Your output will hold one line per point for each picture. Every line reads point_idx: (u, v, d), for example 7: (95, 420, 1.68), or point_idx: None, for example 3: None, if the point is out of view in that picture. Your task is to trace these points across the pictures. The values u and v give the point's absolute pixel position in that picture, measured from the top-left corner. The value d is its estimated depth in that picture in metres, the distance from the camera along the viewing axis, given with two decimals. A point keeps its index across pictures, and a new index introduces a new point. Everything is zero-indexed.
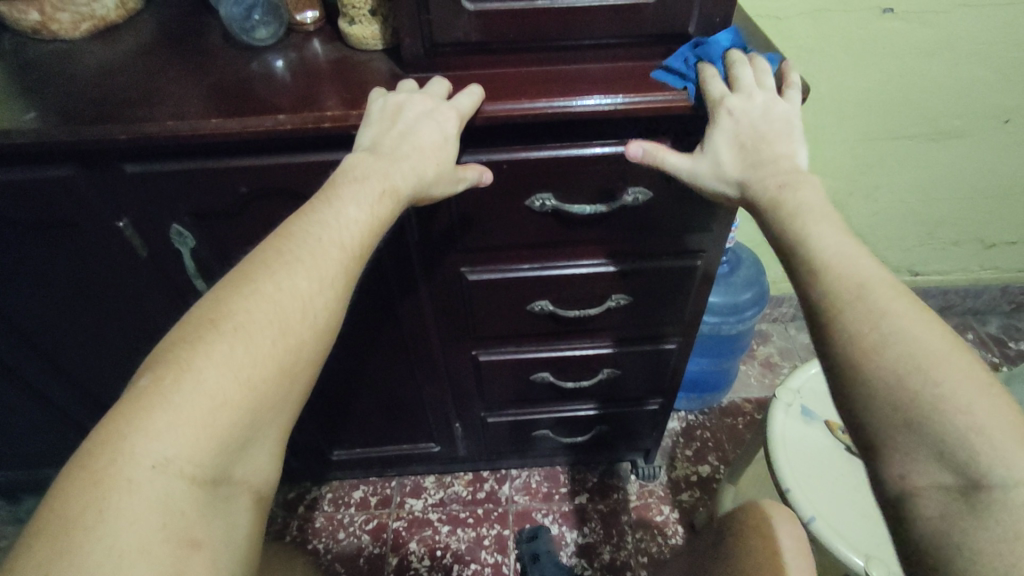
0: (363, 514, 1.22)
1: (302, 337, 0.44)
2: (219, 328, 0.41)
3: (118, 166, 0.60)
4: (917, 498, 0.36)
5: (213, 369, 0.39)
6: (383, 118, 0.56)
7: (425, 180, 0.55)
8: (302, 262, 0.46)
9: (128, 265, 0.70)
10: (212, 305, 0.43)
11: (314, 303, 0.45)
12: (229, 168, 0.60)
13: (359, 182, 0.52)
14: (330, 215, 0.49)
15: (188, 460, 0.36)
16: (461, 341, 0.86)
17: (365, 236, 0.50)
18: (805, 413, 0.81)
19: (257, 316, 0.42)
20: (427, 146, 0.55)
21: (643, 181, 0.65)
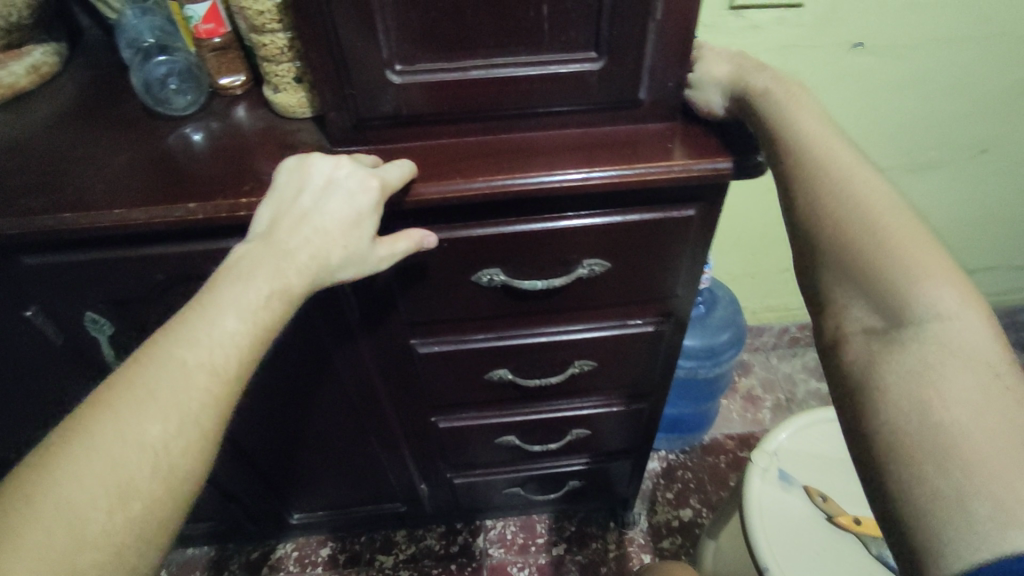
0: (330, 574, 1.16)
1: (154, 489, 0.38)
2: (45, 493, 0.35)
3: (17, 259, 0.55)
4: None
5: (28, 551, 0.34)
6: (286, 195, 0.51)
7: (326, 268, 0.50)
8: (159, 398, 0.40)
9: (43, 354, 0.64)
10: (40, 458, 0.37)
11: (167, 446, 0.39)
12: (140, 257, 0.55)
13: (243, 282, 0.46)
14: (201, 330, 0.43)
15: None
16: (418, 408, 0.81)
17: (244, 353, 0.44)
18: (783, 479, 0.77)
19: (92, 479, 0.37)
20: (333, 230, 0.49)
21: (598, 253, 0.61)
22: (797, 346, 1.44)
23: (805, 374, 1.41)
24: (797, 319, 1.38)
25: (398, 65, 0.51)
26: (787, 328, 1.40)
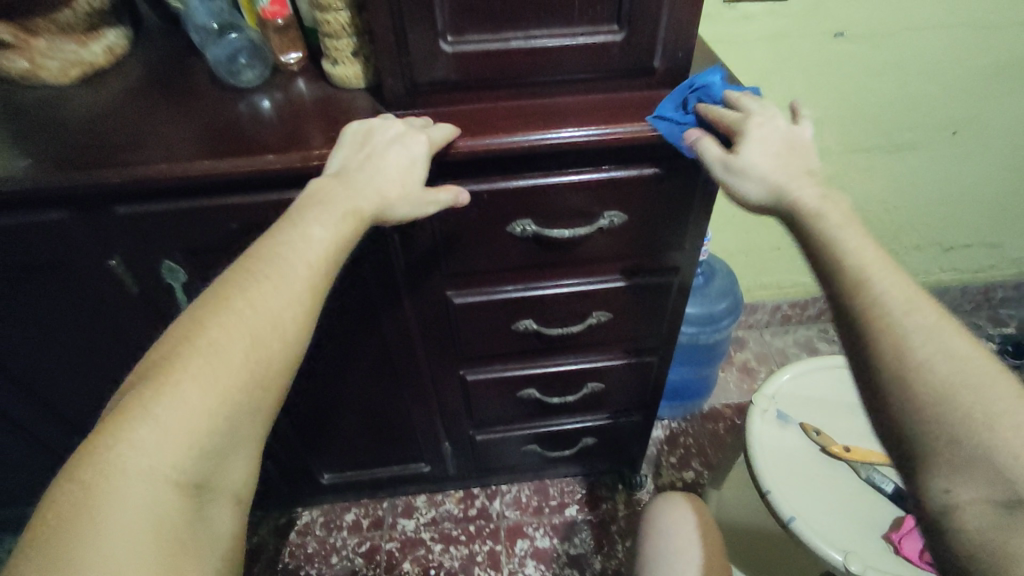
0: (355, 537, 1.22)
1: (274, 350, 0.46)
2: (197, 343, 0.43)
3: (111, 208, 0.62)
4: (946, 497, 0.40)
5: (192, 382, 0.41)
6: (354, 144, 0.60)
7: (388, 200, 0.58)
8: (273, 280, 0.48)
9: (121, 302, 0.71)
10: (189, 324, 0.45)
11: (282, 316, 0.47)
12: (220, 206, 0.63)
13: (325, 207, 0.54)
14: (296, 233, 0.51)
15: (172, 470, 0.39)
16: (449, 362, 0.89)
17: (332, 253, 0.52)
18: (780, 417, 0.85)
19: (229, 332, 0.44)
20: (393, 167, 0.58)
21: (617, 205, 0.69)
22: (788, 323, 1.54)
23: (796, 348, 1.50)
24: (788, 297, 1.48)
25: (450, 36, 0.60)
26: (779, 305, 1.49)
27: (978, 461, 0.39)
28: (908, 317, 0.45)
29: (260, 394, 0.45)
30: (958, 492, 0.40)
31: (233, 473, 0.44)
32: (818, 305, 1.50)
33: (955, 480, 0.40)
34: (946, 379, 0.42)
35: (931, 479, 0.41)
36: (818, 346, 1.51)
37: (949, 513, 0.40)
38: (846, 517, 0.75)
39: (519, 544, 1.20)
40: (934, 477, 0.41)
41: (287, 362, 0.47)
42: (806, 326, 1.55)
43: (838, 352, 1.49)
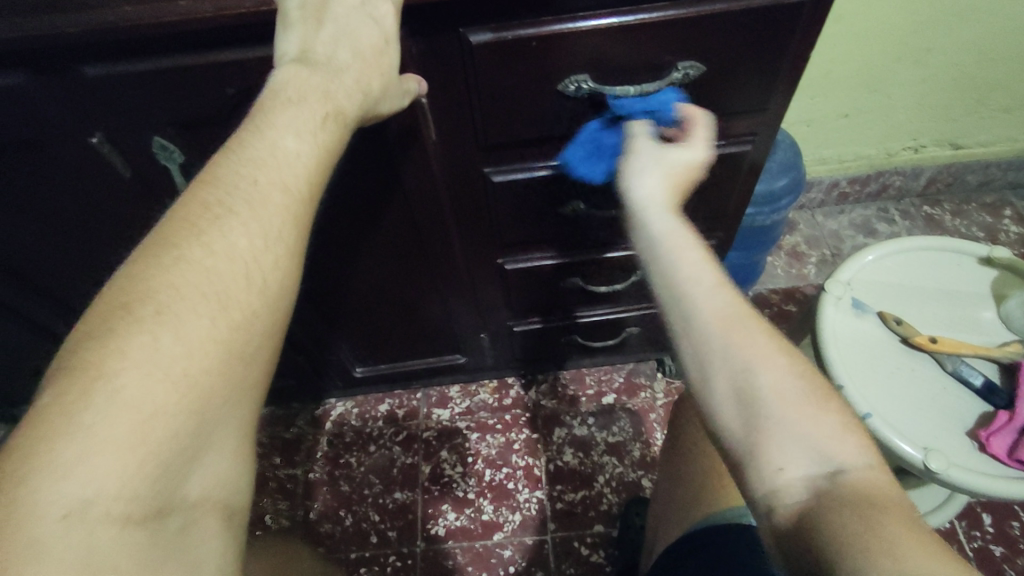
0: (391, 427, 1.22)
1: (251, 305, 0.39)
2: (137, 314, 0.35)
3: (78, 71, 0.51)
4: (778, 476, 0.38)
5: (131, 373, 0.34)
6: (306, 14, 0.47)
7: (371, 96, 0.49)
8: (229, 218, 0.40)
9: (113, 187, 0.62)
10: (126, 285, 0.37)
11: (256, 263, 0.40)
12: (212, 63, 0.51)
13: (297, 106, 0.44)
14: (266, 151, 0.42)
15: (117, 495, 0.32)
16: (485, 249, 0.80)
17: (310, 177, 0.44)
18: (856, 306, 0.77)
19: (185, 292, 0.37)
20: (369, 54, 0.48)
21: (695, 52, 0.56)
22: (844, 202, 1.41)
23: (852, 230, 1.39)
24: (847, 173, 1.34)
25: None
26: (836, 182, 1.36)
27: (792, 439, 0.39)
28: (739, 319, 0.42)
29: (234, 373, 0.37)
30: (790, 479, 0.38)
31: (212, 474, 0.37)
32: (880, 180, 1.36)
33: (788, 457, 0.39)
34: (774, 391, 0.40)
35: (763, 459, 0.39)
36: (876, 227, 1.39)
37: (775, 493, 0.38)
38: (926, 416, 0.69)
39: (556, 433, 1.18)
40: (769, 453, 0.39)
41: (268, 323, 0.40)
42: (863, 205, 1.42)
43: (897, 232, 1.37)
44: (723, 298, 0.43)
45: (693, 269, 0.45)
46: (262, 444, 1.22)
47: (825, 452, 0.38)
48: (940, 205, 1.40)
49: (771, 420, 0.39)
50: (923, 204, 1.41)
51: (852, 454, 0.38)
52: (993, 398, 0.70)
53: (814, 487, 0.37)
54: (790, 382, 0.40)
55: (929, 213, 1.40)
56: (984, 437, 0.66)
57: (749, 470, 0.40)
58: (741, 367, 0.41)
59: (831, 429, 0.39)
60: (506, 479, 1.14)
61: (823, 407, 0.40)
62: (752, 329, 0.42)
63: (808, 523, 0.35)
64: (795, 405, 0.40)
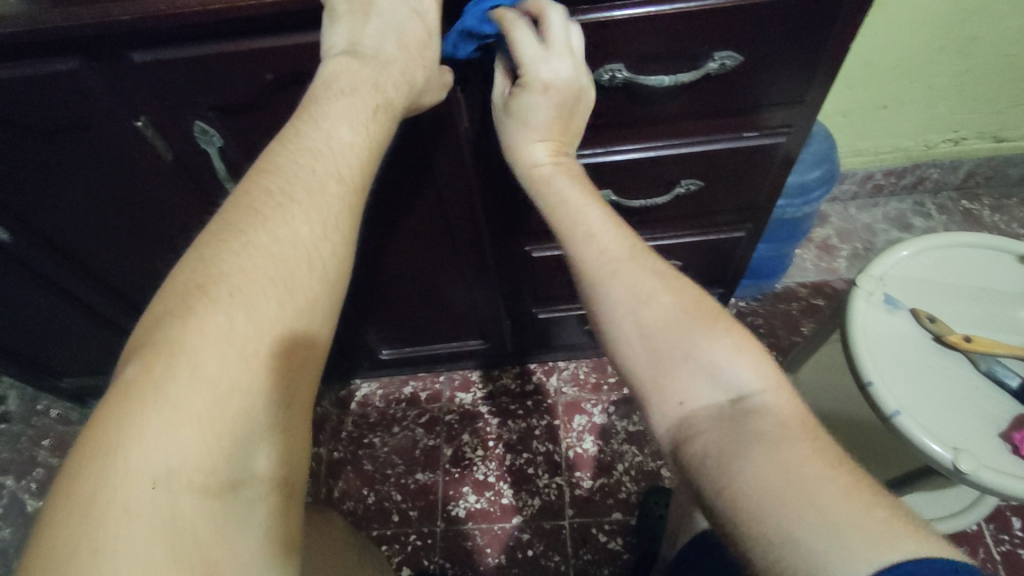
0: (415, 409, 1.24)
1: (315, 292, 0.40)
2: (213, 295, 0.36)
3: (124, 57, 0.52)
4: (683, 408, 0.44)
5: (211, 350, 0.35)
6: (353, 7, 0.48)
7: (416, 88, 0.50)
8: (290, 205, 0.40)
9: (157, 170, 0.64)
10: (196, 268, 0.37)
11: (319, 250, 0.41)
12: (255, 50, 0.52)
13: (342, 97, 0.45)
14: (322, 142, 0.43)
15: (197, 466, 0.33)
16: (512, 237, 0.81)
17: (360, 170, 0.45)
18: (888, 302, 0.76)
19: (257, 276, 0.38)
20: (413, 46, 0.49)
21: (734, 42, 0.55)
22: (878, 195, 1.38)
23: (885, 224, 1.35)
24: (883, 165, 1.30)
25: None
26: (871, 174, 1.32)
27: (696, 370, 0.45)
28: (619, 266, 0.49)
29: (298, 353, 0.39)
30: (694, 409, 0.44)
31: (279, 451, 0.38)
32: (918, 173, 1.32)
33: (687, 390, 0.45)
34: (665, 329, 0.46)
35: (667, 394, 0.45)
36: (911, 221, 1.35)
37: (683, 423, 0.44)
38: (955, 416, 0.68)
39: (576, 420, 1.19)
40: (673, 390, 0.45)
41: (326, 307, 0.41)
42: (898, 198, 1.39)
43: (933, 227, 1.34)
44: (602, 244, 0.50)
45: (574, 220, 0.51)
46: None
47: (726, 381, 0.44)
48: (980, 200, 1.36)
49: (675, 356, 0.46)
50: (961, 198, 1.37)
51: (747, 374, 0.43)
52: None
53: (715, 412, 0.43)
54: (680, 319, 0.46)
55: (967, 208, 1.35)
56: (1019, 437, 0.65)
57: (654, 402, 0.46)
58: (635, 309, 0.47)
59: (727, 352, 0.44)
60: (526, 464, 1.15)
61: (714, 330, 0.45)
62: (637, 272, 0.48)
63: (715, 446, 0.41)
64: (691, 341, 0.45)
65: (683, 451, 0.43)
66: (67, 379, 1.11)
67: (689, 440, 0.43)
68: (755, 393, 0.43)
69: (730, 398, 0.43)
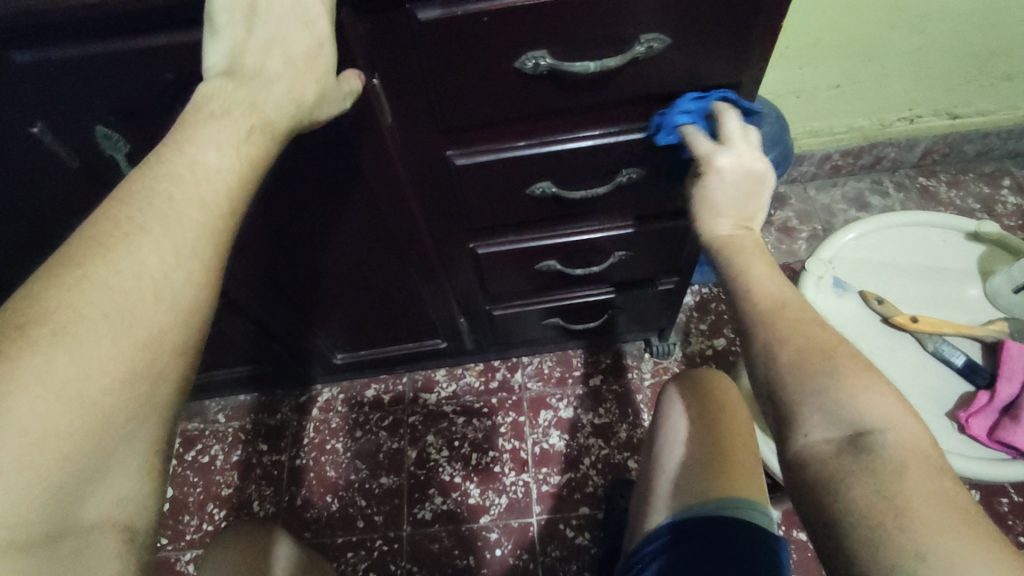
0: (378, 412, 1.22)
1: (163, 325, 0.37)
2: (31, 335, 0.32)
3: (3, 58, 0.49)
4: (804, 438, 0.45)
5: (21, 393, 0.31)
6: (234, 19, 0.44)
7: (301, 105, 0.47)
8: (146, 232, 0.37)
9: (63, 180, 0.61)
10: (23, 298, 0.34)
11: (169, 279, 0.37)
12: (146, 48, 0.49)
13: (219, 119, 0.43)
14: (186, 162, 0.40)
15: (3, 523, 0.30)
16: (454, 234, 0.78)
17: (235, 189, 0.42)
18: (837, 286, 0.81)
19: (89, 311, 0.34)
20: (300, 61, 0.47)
21: (659, 26, 0.53)
22: (837, 175, 1.38)
23: (845, 204, 1.35)
24: (840, 146, 1.30)
25: None
26: (829, 155, 1.32)
27: (825, 405, 0.45)
28: (781, 308, 0.49)
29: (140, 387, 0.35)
30: (816, 441, 0.44)
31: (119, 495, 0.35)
32: (874, 152, 1.32)
33: (813, 423, 0.45)
34: (800, 358, 0.46)
35: (791, 425, 0.46)
36: (869, 201, 1.36)
37: (804, 450, 0.45)
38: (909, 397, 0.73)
39: (542, 415, 1.18)
40: (800, 420, 0.45)
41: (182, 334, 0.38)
42: (857, 178, 1.39)
43: (891, 206, 1.34)
44: (771, 291, 0.51)
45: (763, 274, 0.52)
46: (250, 430, 1.22)
47: (858, 416, 0.44)
48: (936, 177, 1.37)
49: (798, 386, 0.46)
50: (919, 175, 1.37)
51: (874, 410, 0.44)
52: (975, 376, 0.73)
53: (837, 447, 0.43)
54: (816, 351, 0.47)
55: (924, 185, 1.36)
56: (964, 417, 0.70)
57: (783, 428, 0.46)
58: (779, 340, 0.48)
59: (859, 388, 0.45)
60: (492, 462, 1.14)
61: (846, 365, 0.46)
62: (778, 310, 0.49)
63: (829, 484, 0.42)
64: (828, 372, 0.45)
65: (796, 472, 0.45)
66: None
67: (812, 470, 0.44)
68: (881, 430, 0.43)
69: (850, 434, 0.43)
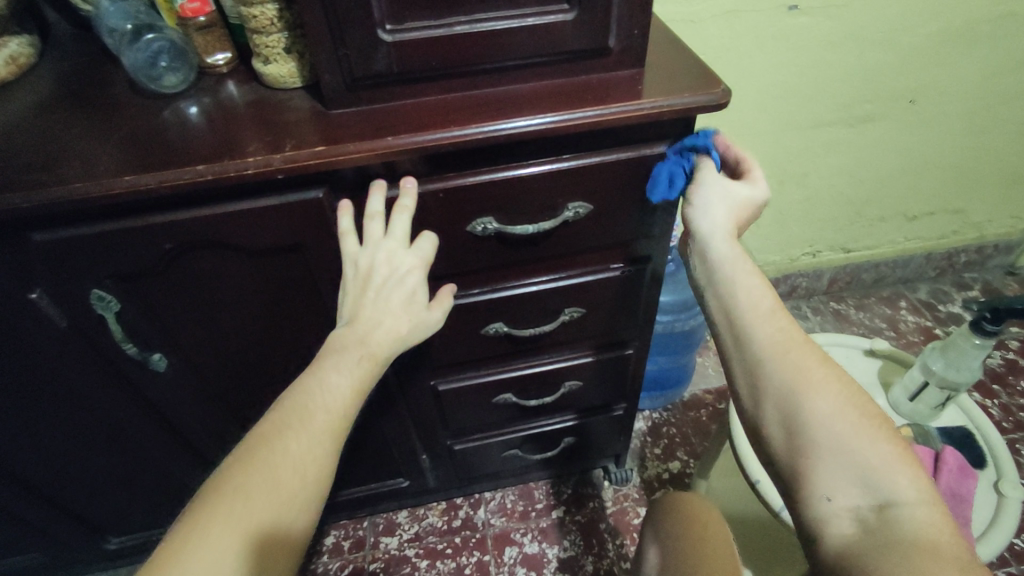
0: (336, 561, 1.17)
1: (302, 492, 0.47)
2: (233, 478, 0.46)
3: (26, 236, 0.56)
4: (828, 505, 0.45)
5: (219, 521, 0.43)
6: (357, 280, 0.58)
7: (401, 338, 0.58)
8: (307, 410, 0.50)
9: (50, 338, 0.65)
10: (236, 454, 0.48)
11: (313, 453, 0.49)
12: (152, 224, 0.57)
13: (340, 352, 0.54)
14: (317, 382, 0.52)
15: None
16: (417, 373, 0.84)
17: (352, 397, 0.52)
18: None
19: (268, 467, 0.47)
20: (402, 307, 0.58)
21: (583, 196, 0.66)
22: None
23: None
24: None
25: (389, 24, 0.56)
26: None
27: (852, 469, 0.46)
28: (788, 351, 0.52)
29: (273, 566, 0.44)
30: (841, 516, 0.44)
31: None
32: (788, 282, 1.50)
33: (835, 489, 0.45)
34: (828, 420, 0.47)
35: (814, 490, 0.46)
36: None
37: (825, 520, 0.45)
38: None
39: (507, 552, 1.16)
40: (821, 484, 0.46)
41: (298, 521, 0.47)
42: None
43: (812, 328, 1.49)
44: (752, 310, 0.55)
45: (749, 299, 0.55)
46: None
47: (883, 486, 0.44)
48: (845, 301, 1.54)
49: (825, 450, 0.47)
50: (830, 301, 1.55)
51: (897, 483, 0.44)
52: None
53: (860, 517, 0.44)
54: (840, 416, 0.48)
55: (836, 309, 1.53)
56: None
57: (804, 495, 0.47)
58: (803, 395, 0.49)
59: (887, 460, 0.46)
60: None
61: (875, 437, 0.47)
62: (806, 365, 0.51)
63: (851, 558, 0.42)
64: (852, 441, 0.46)
65: (824, 541, 0.44)
66: None
67: (829, 540, 0.44)
68: (904, 504, 0.43)
69: (874, 504, 0.44)
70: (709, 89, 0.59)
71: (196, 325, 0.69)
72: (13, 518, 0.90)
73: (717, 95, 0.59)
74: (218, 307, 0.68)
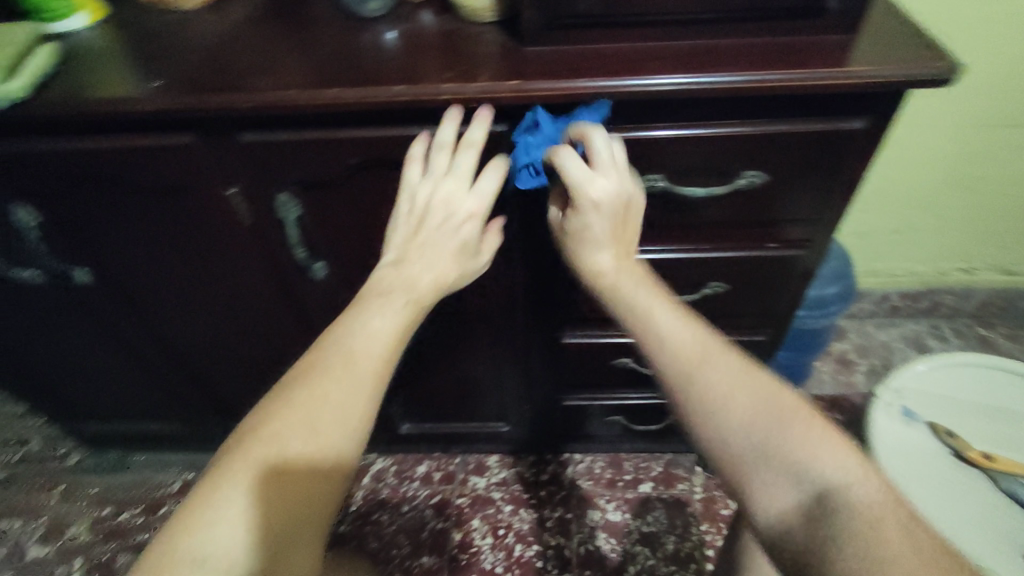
0: (427, 489, 1.24)
1: (340, 435, 0.47)
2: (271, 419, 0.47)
3: (234, 135, 0.62)
4: None
5: (258, 462, 0.44)
6: (410, 219, 0.58)
7: (448, 284, 0.58)
8: (348, 354, 0.50)
9: (234, 233, 0.72)
10: (281, 392, 0.49)
11: (353, 399, 0.48)
12: (344, 138, 0.61)
13: (384, 297, 0.54)
14: (358, 325, 0.52)
15: (226, 552, 0.41)
16: (545, 322, 0.86)
17: (394, 344, 0.52)
18: (907, 414, 0.93)
19: (307, 410, 0.47)
20: (453, 254, 0.58)
21: (761, 165, 0.63)
22: (895, 316, 1.42)
23: (902, 344, 1.39)
24: (899, 288, 1.36)
25: None
26: (887, 296, 1.37)
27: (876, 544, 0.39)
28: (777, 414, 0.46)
29: (306, 526, 0.45)
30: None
31: None
32: (932, 298, 1.37)
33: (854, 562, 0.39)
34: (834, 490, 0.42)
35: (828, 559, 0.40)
36: (927, 343, 1.39)
37: None
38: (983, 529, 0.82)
39: (589, 515, 1.18)
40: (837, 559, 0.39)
41: (339, 459, 0.47)
42: (914, 321, 1.42)
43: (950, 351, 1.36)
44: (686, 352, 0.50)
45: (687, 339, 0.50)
46: None
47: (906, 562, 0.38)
48: (995, 329, 1.40)
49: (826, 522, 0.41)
50: (977, 326, 1.40)
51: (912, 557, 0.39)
52: None
53: None
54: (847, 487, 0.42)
55: (983, 336, 1.39)
56: None
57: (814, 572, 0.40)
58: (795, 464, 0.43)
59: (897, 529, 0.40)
60: (535, 557, 1.13)
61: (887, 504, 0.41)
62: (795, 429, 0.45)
63: None
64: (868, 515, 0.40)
65: None
66: (93, 428, 1.13)
67: None
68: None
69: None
70: (935, 62, 0.54)
71: (357, 241, 0.74)
72: (169, 389, 1.02)
73: (943, 70, 0.54)
74: (380, 229, 0.72)
